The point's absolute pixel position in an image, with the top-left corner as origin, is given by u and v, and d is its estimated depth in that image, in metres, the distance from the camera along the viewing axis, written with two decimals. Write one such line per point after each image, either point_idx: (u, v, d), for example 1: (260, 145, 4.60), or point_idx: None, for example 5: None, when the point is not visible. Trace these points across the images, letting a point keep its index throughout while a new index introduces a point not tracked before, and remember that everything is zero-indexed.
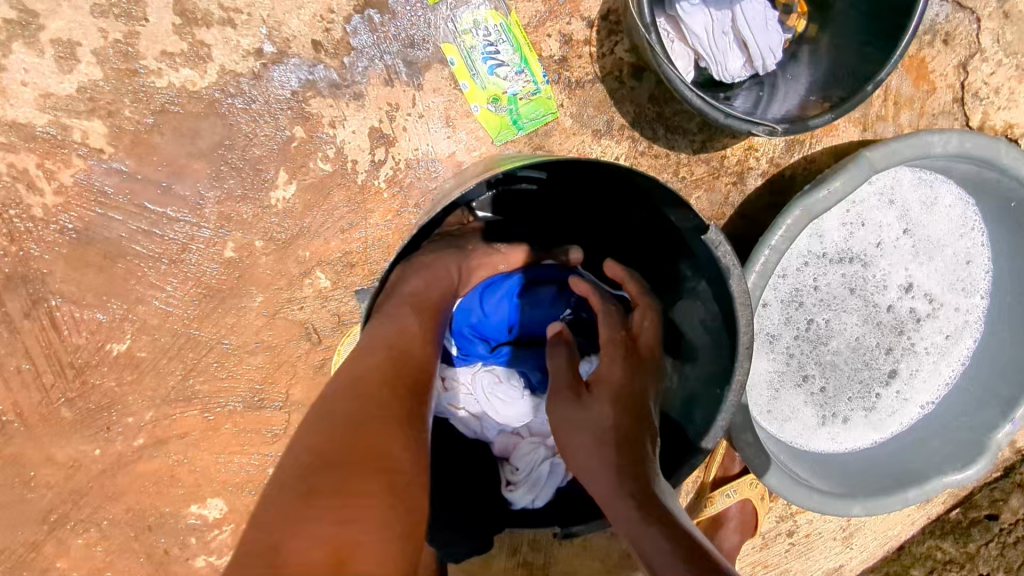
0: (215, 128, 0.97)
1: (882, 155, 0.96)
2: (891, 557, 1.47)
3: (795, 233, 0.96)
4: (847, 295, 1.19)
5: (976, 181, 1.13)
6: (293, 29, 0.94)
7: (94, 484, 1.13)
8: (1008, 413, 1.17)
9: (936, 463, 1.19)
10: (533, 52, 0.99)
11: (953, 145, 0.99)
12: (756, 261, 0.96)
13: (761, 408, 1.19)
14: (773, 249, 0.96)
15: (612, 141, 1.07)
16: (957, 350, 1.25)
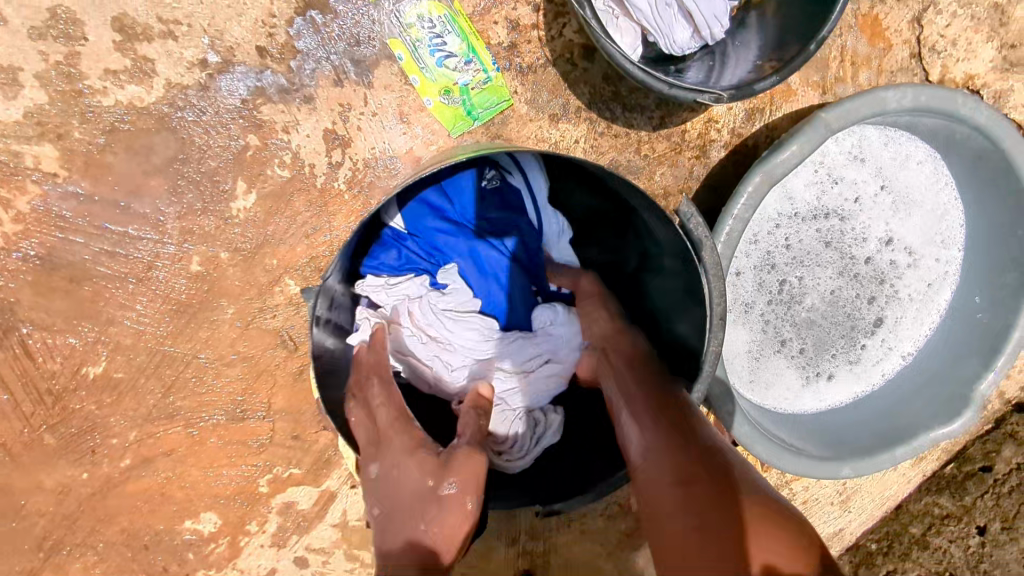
0: (168, 143, 0.97)
1: (837, 115, 0.95)
2: (889, 517, 1.46)
3: (758, 199, 0.96)
4: (822, 256, 1.18)
5: (943, 135, 1.12)
6: (235, 37, 0.93)
7: (85, 507, 1.13)
8: (990, 363, 1.17)
9: (922, 419, 1.19)
10: (480, 41, 0.98)
11: (908, 100, 0.99)
12: (721, 231, 0.96)
13: (743, 376, 1.19)
14: (737, 218, 0.95)
15: (570, 124, 1.06)
16: (935, 301, 1.25)
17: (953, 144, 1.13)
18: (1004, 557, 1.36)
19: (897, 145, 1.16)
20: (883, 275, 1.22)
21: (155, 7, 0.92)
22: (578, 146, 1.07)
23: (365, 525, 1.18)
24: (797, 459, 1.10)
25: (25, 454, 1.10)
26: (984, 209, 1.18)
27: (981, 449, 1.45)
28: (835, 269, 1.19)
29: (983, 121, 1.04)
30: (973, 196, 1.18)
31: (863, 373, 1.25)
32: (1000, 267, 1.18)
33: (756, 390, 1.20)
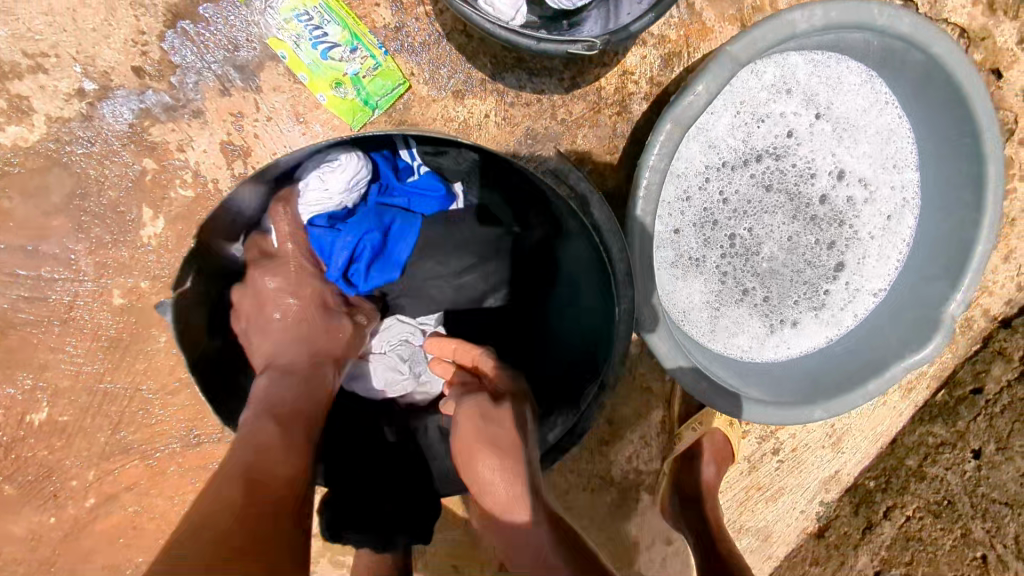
0: (63, 179, 0.95)
1: (745, 46, 0.90)
2: (885, 452, 1.39)
3: (673, 148, 0.91)
4: (764, 201, 1.12)
5: (876, 50, 1.04)
6: (107, 60, 0.90)
7: (60, 551, 1.14)
8: (956, 282, 1.09)
9: (895, 348, 1.12)
10: (361, 26, 0.93)
11: (819, 18, 0.93)
12: (639, 188, 0.92)
13: (700, 336, 1.14)
14: (654, 170, 0.91)
15: (477, 98, 1.01)
16: (897, 229, 1.17)
17: (884, 57, 1.05)
18: (1001, 479, 1.30)
19: (824, 70, 1.09)
20: (835, 211, 1.15)
21: (19, 42, 0.89)
22: (490, 120, 1.03)
23: None
24: (766, 411, 1.06)
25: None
26: (931, 123, 1.09)
27: (971, 371, 1.37)
28: (781, 212, 1.13)
29: (905, 28, 0.97)
30: (917, 109, 1.10)
31: (830, 316, 1.19)
32: (956, 179, 1.09)
33: (718, 350, 1.14)
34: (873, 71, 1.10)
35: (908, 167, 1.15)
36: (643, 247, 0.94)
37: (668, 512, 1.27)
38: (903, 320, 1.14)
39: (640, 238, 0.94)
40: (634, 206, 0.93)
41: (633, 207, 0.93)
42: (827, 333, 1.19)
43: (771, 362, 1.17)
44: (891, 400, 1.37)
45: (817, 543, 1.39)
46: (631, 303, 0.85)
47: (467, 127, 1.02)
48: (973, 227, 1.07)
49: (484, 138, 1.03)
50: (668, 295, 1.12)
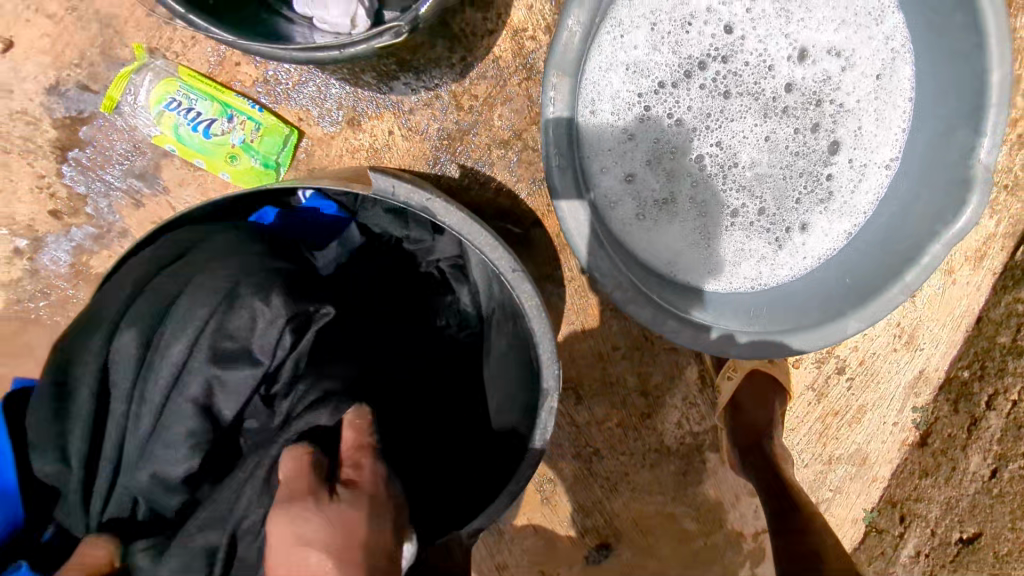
0: (44, 338, 0.98)
1: None
2: (973, 335, 1.23)
3: (570, 94, 0.82)
4: (729, 104, 1.00)
5: None
6: (27, 214, 0.93)
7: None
8: (980, 126, 0.89)
9: (927, 224, 0.94)
10: (228, 92, 0.90)
11: None
12: (546, 147, 0.84)
13: (697, 279, 1.04)
14: (557, 122, 0.83)
15: (374, 118, 0.97)
16: (888, 86, 1.01)
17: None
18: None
19: None
20: (809, 92, 1.01)
21: None
22: (396, 135, 0.98)
23: None
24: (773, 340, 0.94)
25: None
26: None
27: None
28: (741, 115, 1.00)
29: None
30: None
31: (841, 208, 1.04)
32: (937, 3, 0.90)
33: (718, 288, 1.05)
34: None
35: (887, 13, 0.98)
36: (579, 210, 0.86)
37: (736, 466, 1.16)
38: (924, 189, 0.97)
39: (574, 209, 0.86)
40: (551, 177, 0.85)
41: (550, 174, 0.85)
42: (843, 228, 1.05)
43: (788, 279, 1.05)
44: (960, 278, 1.20)
45: (922, 454, 1.26)
46: (539, 306, 0.76)
47: (376, 150, 0.98)
48: (978, 52, 0.88)
49: (398, 155, 0.99)
50: (648, 249, 1.02)
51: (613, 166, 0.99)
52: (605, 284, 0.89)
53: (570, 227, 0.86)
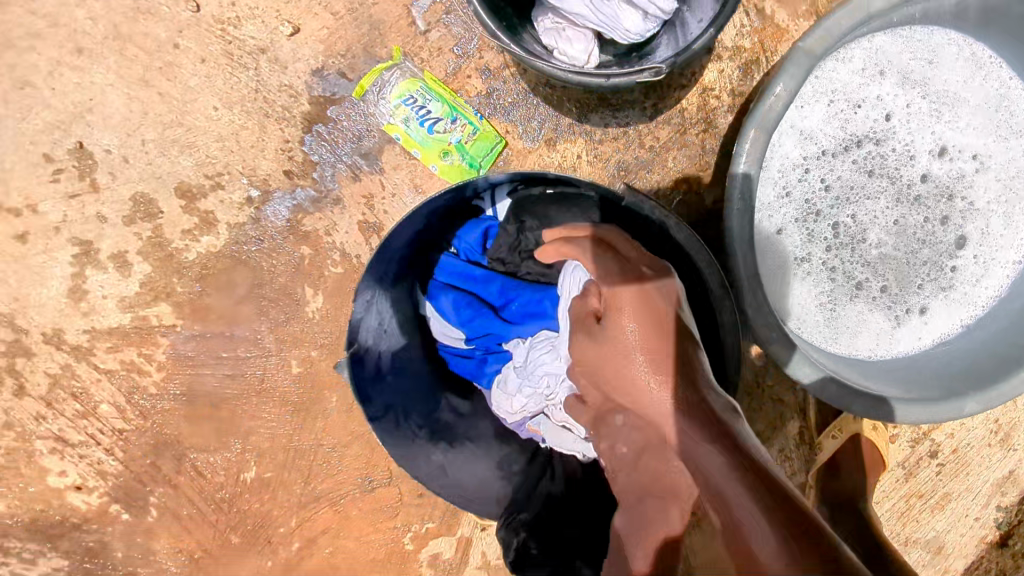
0: (245, 275, 1.14)
1: (818, 40, 0.91)
2: None
3: (760, 152, 0.94)
4: (870, 185, 1.08)
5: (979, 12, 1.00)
6: (265, 170, 1.09)
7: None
8: None
9: None
10: (458, 98, 1.06)
11: None
12: (732, 196, 0.95)
13: (819, 340, 1.11)
14: (745, 177, 0.94)
15: (568, 142, 1.11)
16: None
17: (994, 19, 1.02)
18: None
19: (920, 41, 1.06)
20: (942, 186, 1.10)
21: (201, 168, 1.08)
22: (583, 160, 1.11)
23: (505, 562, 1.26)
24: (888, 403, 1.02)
25: (214, 560, 1.25)
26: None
27: None
28: (886, 195, 1.09)
29: None
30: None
31: (962, 297, 1.12)
32: None
33: (837, 350, 1.10)
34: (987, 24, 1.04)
35: None
36: (741, 255, 0.97)
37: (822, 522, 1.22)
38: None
39: (742, 248, 0.97)
40: (732, 221, 0.96)
41: (729, 218, 0.96)
42: (958, 317, 1.12)
43: (902, 356, 1.11)
44: None
45: (1000, 553, 1.33)
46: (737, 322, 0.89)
47: (563, 170, 1.11)
48: None
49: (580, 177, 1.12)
50: (782, 298, 1.10)
51: (765, 218, 1.08)
52: (756, 321, 1.00)
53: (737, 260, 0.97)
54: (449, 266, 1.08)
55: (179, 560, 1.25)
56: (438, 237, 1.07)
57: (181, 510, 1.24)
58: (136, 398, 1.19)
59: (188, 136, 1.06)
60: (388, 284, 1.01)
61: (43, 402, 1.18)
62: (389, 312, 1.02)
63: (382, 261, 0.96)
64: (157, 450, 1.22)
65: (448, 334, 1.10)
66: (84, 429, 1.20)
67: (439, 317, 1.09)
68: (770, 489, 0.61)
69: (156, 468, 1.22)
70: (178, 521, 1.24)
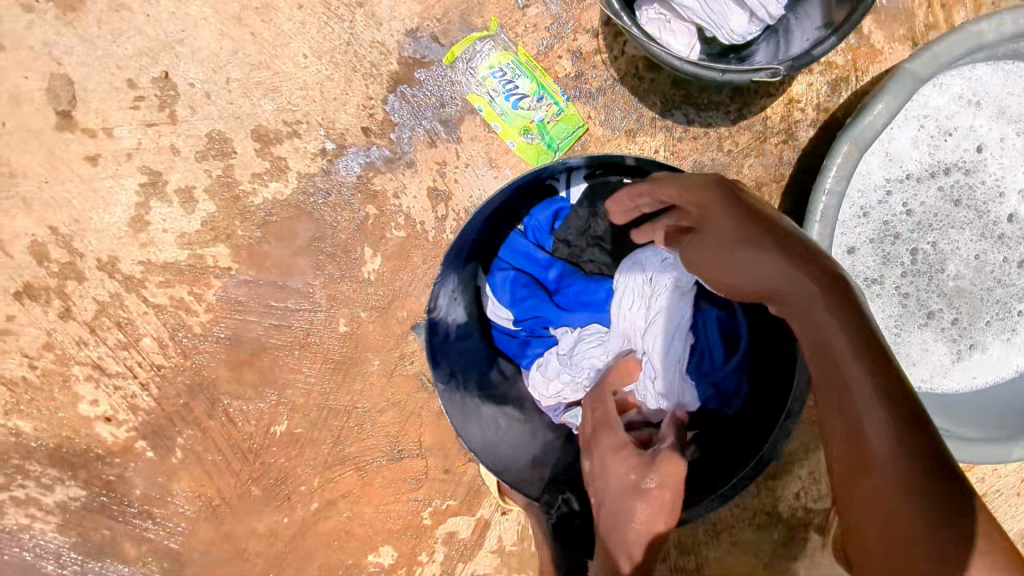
0: (307, 225, 1.08)
1: (926, 63, 0.91)
2: None
3: (850, 169, 0.93)
4: (954, 214, 1.08)
5: None
6: (344, 124, 1.06)
7: (269, 574, 1.17)
8: None
9: None
10: (548, 77, 1.06)
11: (1009, 28, 0.92)
12: (814, 212, 0.94)
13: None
14: (830, 194, 0.93)
15: (647, 136, 1.10)
16: None
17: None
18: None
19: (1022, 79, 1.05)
20: None
21: (281, 114, 1.05)
22: (660, 155, 1.11)
23: (520, 549, 1.18)
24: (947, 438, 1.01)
25: (231, 511, 1.15)
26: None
27: None
28: (968, 229, 1.08)
29: None
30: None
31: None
32: None
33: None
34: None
35: None
36: None
37: None
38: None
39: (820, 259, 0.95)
40: (811, 230, 0.94)
41: (809, 231, 0.94)
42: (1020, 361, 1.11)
43: (954, 394, 1.10)
44: None
45: None
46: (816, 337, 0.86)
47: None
48: None
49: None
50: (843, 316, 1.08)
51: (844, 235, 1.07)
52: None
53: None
54: (515, 244, 1.02)
55: (198, 504, 1.15)
56: (511, 211, 1.02)
57: (206, 459, 1.13)
58: (177, 334, 1.10)
59: (273, 80, 1.05)
60: (462, 261, 1.00)
61: (86, 327, 1.09)
62: (459, 289, 1.01)
63: (455, 241, 0.95)
64: (191, 394, 1.12)
65: (500, 313, 1.04)
66: (123, 360, 1.10)
67: (495, 294, 1.03)
68: (911, 422, 0.56)
69: (188, 409, 1.12)
70: (192, 466, 1.14)
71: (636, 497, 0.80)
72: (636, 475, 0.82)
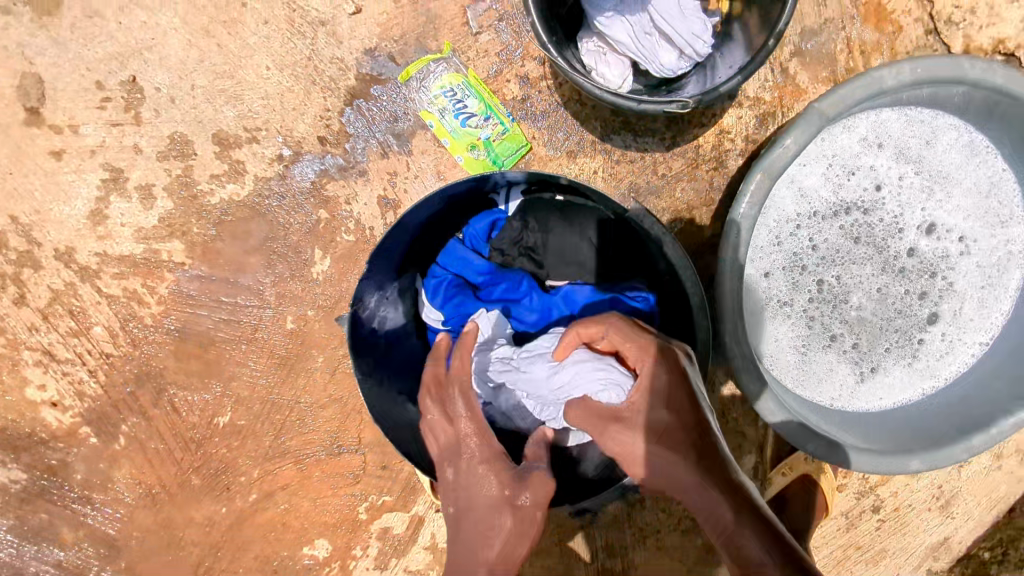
0: (260, 226, 1.13)
1: (832, 104, 1.01)
2: (1002, 522, 1.42)
3: (762, 195, 1.02)
4: (855, 250, 1.18)
5: (972, 107, 1.12)
6: (302, 133, 1.12)
7: (203, 563, 1.20)
8: None
9: (1004, 404, 1.13)
10: (496, 99, 1.13)
11: (906, 75, 1.01)
12: (730, 232, 1.03)
13: (790, 382, 1.19)
14: (745, 217, 1.02)
15: (587, 157, 1.18)
16: (1002, 283, 1.20)
17: (990, 119, 1.13)
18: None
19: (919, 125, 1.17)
20: (926, 262, 1.19)
21: (242, 120, 1.11)
22: (598, 176, 1.19)
23: None
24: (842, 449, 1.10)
25: (170, 499, 1.19)
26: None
27: None
28: (871, 260, 1.18)
29: (999, 79, 1.03)
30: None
31: (928, 367, 1.21)
32: None
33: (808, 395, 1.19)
34: (990, 120, 1.13)
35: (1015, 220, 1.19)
36: (729, 289, 1.04)
37: None
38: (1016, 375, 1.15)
39: (731, 277, 1.04)
40: (726, 251, 1.03)
41: (725, 251, 1.03)
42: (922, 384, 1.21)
43: (859, 412, 1.19)
44: (1006, 465, 1.40)
45: None
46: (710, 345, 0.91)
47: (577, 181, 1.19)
48: None
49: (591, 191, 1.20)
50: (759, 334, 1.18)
51: (757, 261, 1.18)
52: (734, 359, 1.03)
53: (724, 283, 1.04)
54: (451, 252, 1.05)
55: (137, 492, 1.18)
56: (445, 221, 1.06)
57: (148, 447, 1.17)
58: (128, 325, 1.15)
59: (236, 88, 1.11)
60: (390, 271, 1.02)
61: (39, 314, 1.13)
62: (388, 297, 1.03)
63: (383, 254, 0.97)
64: (138, 382, 1.16)
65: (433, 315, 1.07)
66: (73, 347, 1.14)
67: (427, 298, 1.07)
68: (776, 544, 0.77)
69: (133, 398, 1.16)
70: (135, 455, 1.18)
71: (507, 509, 0.84)
72: (510, 491, 0.85)
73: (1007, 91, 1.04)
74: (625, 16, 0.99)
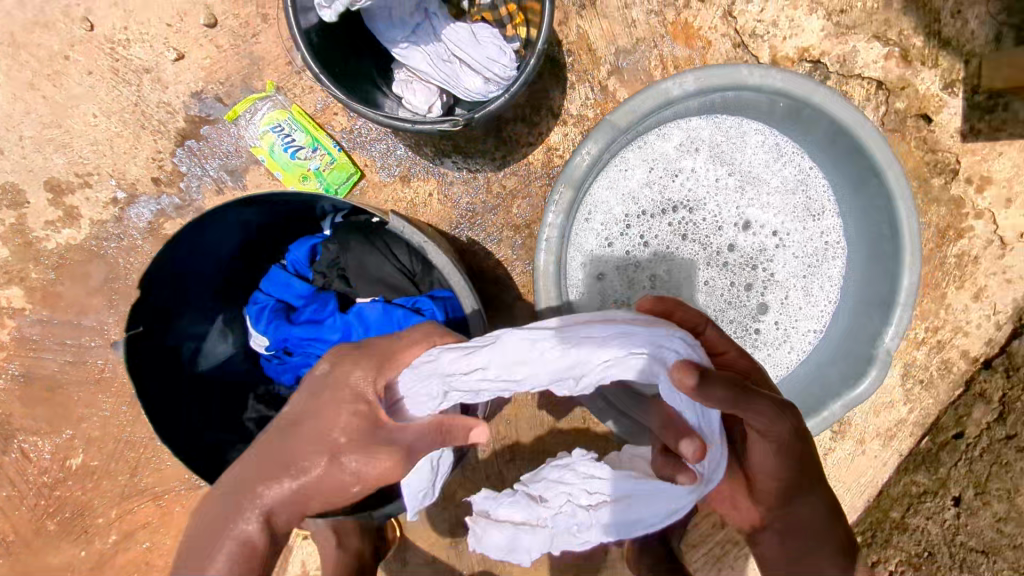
0: (100, 268, 1.17)
1: (624, 114, 1.08)
2: (872, 505, 1.48)
3: (568, 204, 1.08)
4: (683, 246, 1.27)
5: (769, 111, 1.22)
6: (134, 175, 1.16)
7: None
8: (888, 319, 1.15)
9: (830, 386, 1.19)
10: (321, 131, 1.17)
11: (691, 85, 1.09)
12: (541, 240, 1.09)
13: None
14: (553, 225, 1.08)
15: (421, 181, 1.24)
16: (822, 271, 1.29)
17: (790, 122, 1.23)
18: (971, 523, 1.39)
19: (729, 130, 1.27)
20: (748, 256, 1.28)
21: (72, 167, 1.15)
22: (434, 198, 1.25)
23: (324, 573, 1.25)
24: None
25: (26, 547, 1.20)
26: (843, 171, 1.22)
27: (953, 416, 1.47)
28: (696, 257, 1.27)
29: (778, 82, 1.12)
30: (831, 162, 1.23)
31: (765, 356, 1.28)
32: (869, 217, 1.21)
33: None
34: (791, 123, 1.23)
35: (826, 213, 1.29)
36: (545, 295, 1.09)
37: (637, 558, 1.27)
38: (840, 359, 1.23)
39: (548, 282, 1.09)
40: (539, 258, 1.09)
41: (537, 259, 1.09)
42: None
43: None
44: (871, 449, 1.48)
45: None
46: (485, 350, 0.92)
47: (414, 204, 1.24)
48: (895, 261, 1.15)
49: (429, 213, 1.25)
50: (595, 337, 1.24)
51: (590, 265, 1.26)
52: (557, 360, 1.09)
53: (540, 289, 1.09)
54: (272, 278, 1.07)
55: None
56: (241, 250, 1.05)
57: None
58: None
59: (65, 137, 1.15)
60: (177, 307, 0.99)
61: None
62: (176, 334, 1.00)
63: (159, 289, 0.94)
64: None
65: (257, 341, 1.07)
66: None
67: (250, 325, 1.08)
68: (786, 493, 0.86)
69: None
70: None
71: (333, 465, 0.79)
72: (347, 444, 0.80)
73: (788, 94, 1.13)
74: (421, 46, 1.06)
